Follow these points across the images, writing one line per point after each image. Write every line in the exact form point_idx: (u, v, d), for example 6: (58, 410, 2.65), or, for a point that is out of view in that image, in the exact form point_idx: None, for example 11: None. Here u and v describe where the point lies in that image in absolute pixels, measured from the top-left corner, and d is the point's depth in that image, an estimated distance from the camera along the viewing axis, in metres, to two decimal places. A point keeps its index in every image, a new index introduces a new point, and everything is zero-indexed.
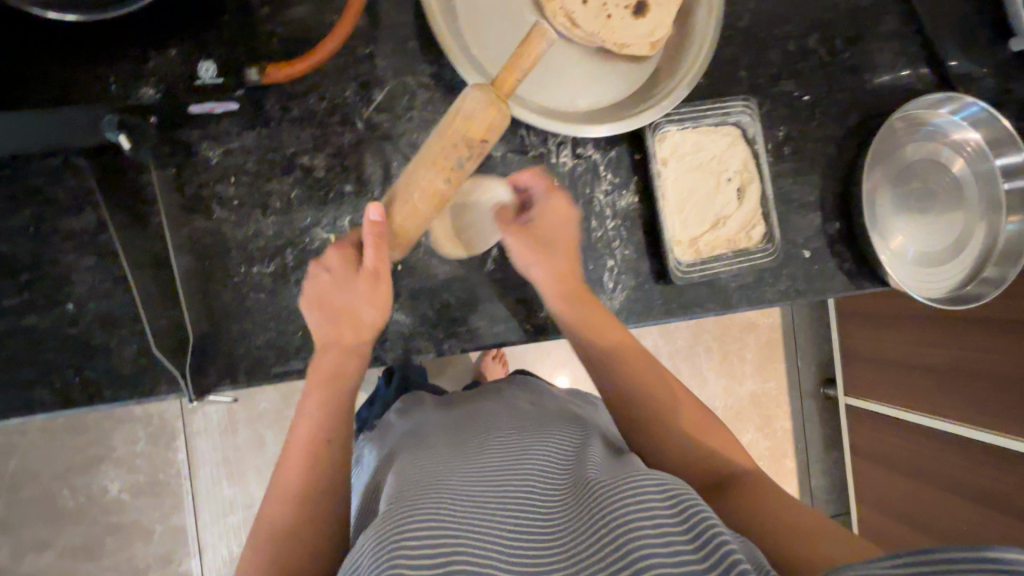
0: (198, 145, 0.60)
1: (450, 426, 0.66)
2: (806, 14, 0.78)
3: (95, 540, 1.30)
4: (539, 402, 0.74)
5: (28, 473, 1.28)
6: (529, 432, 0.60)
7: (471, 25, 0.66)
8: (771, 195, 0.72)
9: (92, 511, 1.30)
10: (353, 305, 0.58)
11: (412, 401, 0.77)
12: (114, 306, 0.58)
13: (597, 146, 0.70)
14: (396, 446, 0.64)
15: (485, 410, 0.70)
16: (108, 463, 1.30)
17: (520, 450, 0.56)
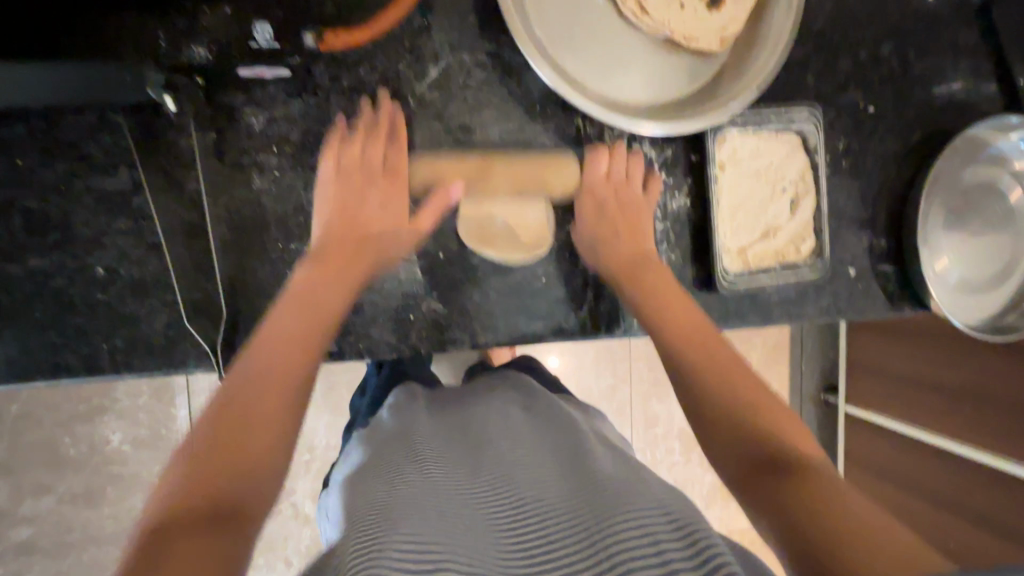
0: (241, 109, 0.56)
1: (437, 423, 0.62)
2: (881, 20, 0.74)
3: (94, 489, 1.30)
4: (531, 400, 0.69)
5: (29, 419, 1.26)
6: (522, 442, 0.57)
7: (536, 1, 0.62)
8: (825, 210, 0.69)
9: (93, 461, 1.30)
10: (365, 208, 0.58)
11: (403, 393, 0.71)
12: (146, 273, 0.56)
13: (654, 144, 0.67)
14: (377, 441, 0.59)
15: (476, 410, 0.65)
16: (112, 414, 1.30)
17: (510, 461, 0.53)
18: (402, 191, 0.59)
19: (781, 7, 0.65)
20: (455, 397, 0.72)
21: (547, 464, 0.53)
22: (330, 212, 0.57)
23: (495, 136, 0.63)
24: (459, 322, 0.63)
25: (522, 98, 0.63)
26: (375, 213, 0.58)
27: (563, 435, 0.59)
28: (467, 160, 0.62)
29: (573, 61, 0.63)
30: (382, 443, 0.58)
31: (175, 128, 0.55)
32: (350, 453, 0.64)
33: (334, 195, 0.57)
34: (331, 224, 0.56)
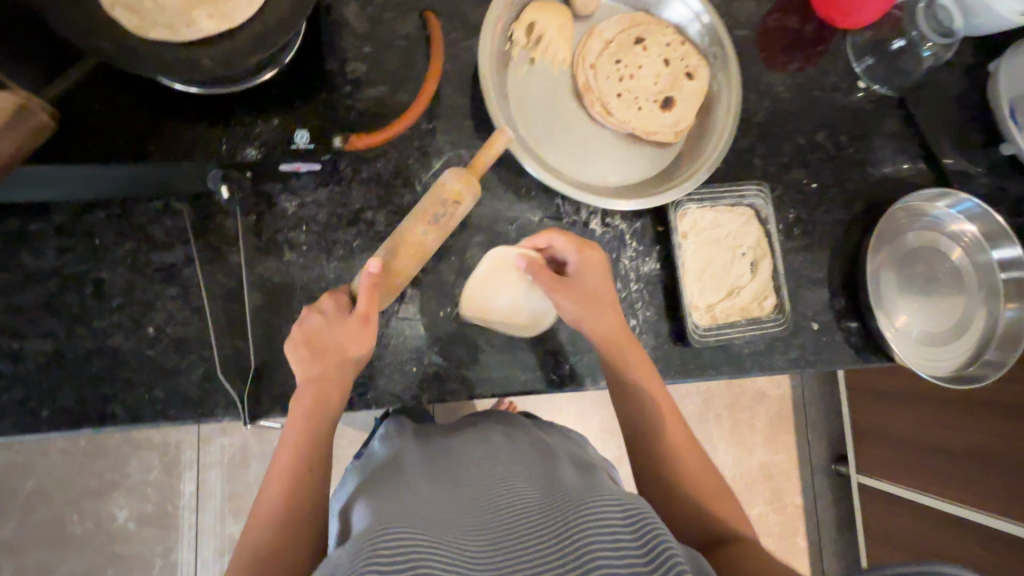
0: (278, 196, 0.69)
1: (425, 448, 0.68)
2: (814, 113, 0.88)
3: (97, 568, 1.34)
4: (515, 428, 0.75)
5: (42, 495, 1.34)
6: (501, 460, 0.62)
7: (520, 107, 0.76)
8: (781, 271, 0.78)
9: (99, 538, 1.35)
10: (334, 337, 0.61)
11: (393, 424, 0.77)
12: (188, 332, 0.65)
13: (625, 217, 0.78)
14: (374, 468, 0.66)
15: (461, 435, 0.71)
16: (124, 491, 1.37)
17: (488, 476, 0.58)
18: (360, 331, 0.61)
19: (724, 106, 0.79)
20: (447, 428, 0.76)
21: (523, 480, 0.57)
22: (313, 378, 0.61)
23: (488, 214, 0.74)
24: (457, 372, 0.71)
25: (510, 182, 0.75)
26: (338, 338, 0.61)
27: (540, 458, 0.64)
28: (464, 234, 0.73)
29: (552, 152, 0.76)
30: (377, 468, 0.65)
31: (223, 211, 0.67)
32: (346, 481, 0.70)
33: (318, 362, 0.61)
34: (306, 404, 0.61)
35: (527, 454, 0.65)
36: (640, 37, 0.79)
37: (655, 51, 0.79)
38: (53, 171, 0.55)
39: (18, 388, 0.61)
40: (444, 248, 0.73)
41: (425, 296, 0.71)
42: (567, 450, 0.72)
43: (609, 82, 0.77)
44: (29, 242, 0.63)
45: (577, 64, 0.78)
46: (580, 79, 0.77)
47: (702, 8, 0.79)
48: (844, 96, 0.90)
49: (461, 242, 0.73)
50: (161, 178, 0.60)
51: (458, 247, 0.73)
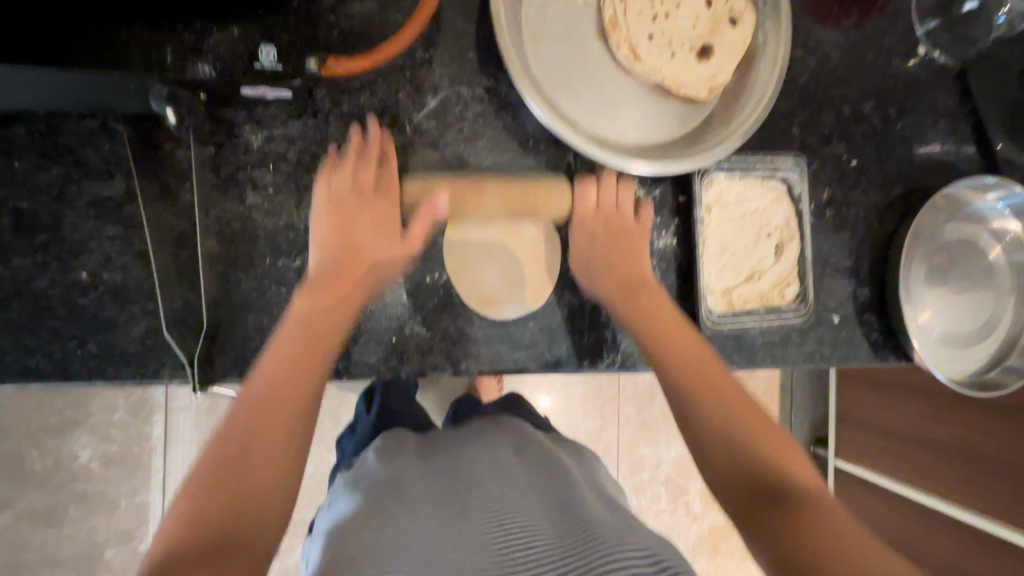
0: (241, 127, 0.58)
1: (427, 465, 0.62)
2: (864, 79, 0.78)
3: (57, 506, 1.30)
4: (524, 441, 0.69)
5: None
6: (510, 484, 0.56)
7: (532, 43, 0.65)
8: (808, 257, 0.71)
9: (59, 477, 1.30)
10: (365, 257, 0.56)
11: (392, 436, 0.71)
12: (129, 280, 0.55)
13: (643, 184, 0.68)
14: (368, 478, 0.59)
15: (465, 447, 0.65)
16: (86, 432, 1.30)
17: (498, 505, 0.53)
18: (389, 244, 0.57)
19: (768, 62, 0.68)
20: (445, 435, 0.72)
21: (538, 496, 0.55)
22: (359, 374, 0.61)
23: (488, 167, 0.64)
24: (441, 345, 0.63)
25: (514, 132, 0.65)
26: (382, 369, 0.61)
27: (554, 481, 0.59)
28: None
29: (567, 101, 0.65)
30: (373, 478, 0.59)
31: (174, 141, 0.56)
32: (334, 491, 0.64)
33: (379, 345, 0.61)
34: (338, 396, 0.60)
35: (539, 465, 0.62)
36: None
37: None
38: None
39: None
40: None
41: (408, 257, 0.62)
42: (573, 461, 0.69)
43: (639, 20, 0.66)
44: None
45: None
46: (606, 14, 0.65)
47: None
48: (898, 63, 0.79)
49: None
50: (89, 90, 0.49)
51: None
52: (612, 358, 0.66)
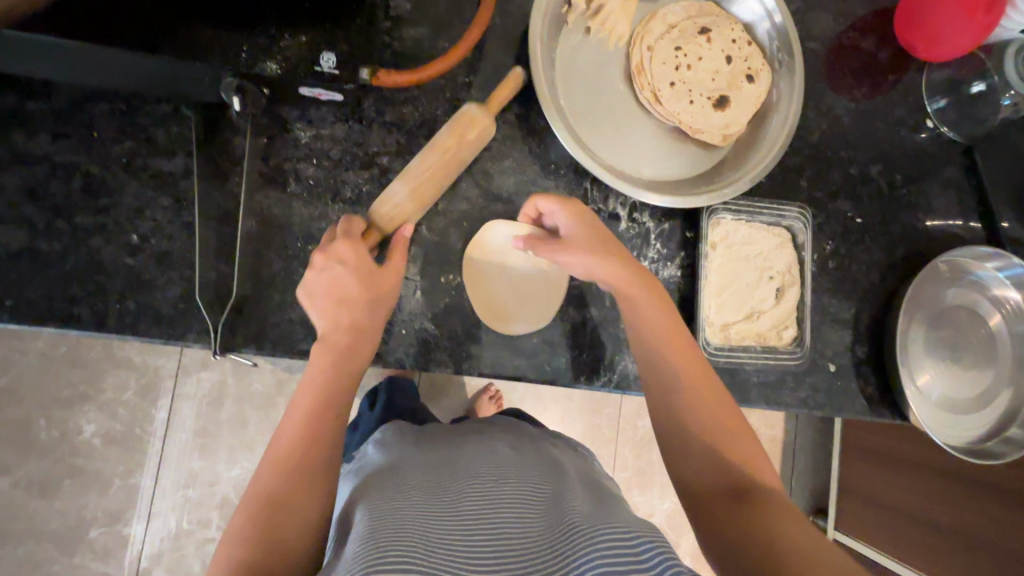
0: (293, 124, 0.64)
1: (426, 455, 0.65)
2: (873, 145, 0.82)
3: (54, 478, 1.32)
4: (522, 438, 0.71)
5: (15, 394, 1.32)
6: (501, 474, 0.58)
7: (564, 78, 0.71)
8: (807, 303, 0.74)
9: (62, 448, 1.33)
10: (359, 302, 0.59)
11: (392, 429, 0.75)
12: (173, 247, 0.61)
13: (653, 216, 0.73)
14: (372, 469, 0.63)
15: (465, 444, 0.68)
16: (95, 407, 1.35)
17: (491, 489, 0.55)
18: (393, 281, 0.61)
19: (781, 119, 0.73)
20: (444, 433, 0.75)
21: (528, 483, 0.58)
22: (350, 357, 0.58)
23: (510, 185, 0.70)
24: (446, 342, 0.66)
25: (538, 156, 0.70)
26: (367, 296, 0.59)
27: (546, 474, 0.60)
28: (481, 200, 0.69)
29: (590, 133, 0.71)
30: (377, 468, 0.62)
31: (232, 130, 0.63)
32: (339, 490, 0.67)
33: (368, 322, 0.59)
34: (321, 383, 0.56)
35: (532, 458, 0.64)
36: (706, 28, 0.73)
37: (719, 44, 0.73)
38: (56, 45, 0.51)
39: None
40: (455, 211, 0.68)
41: (427, 257, 0.67)
42: (571, 460, 0.71)
43: (664, 68, 0.72)
44: (23, 121, 0.59)
45: (633, 45, 0.72)
46: (633, 61, 0.72)
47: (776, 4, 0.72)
48: (906, 133, 0.84)
49: (477, 208, 0.69)
50: (170, 77, 0.56)
51: (472, 213, 0.69)
52: (607, 377, 0.69)
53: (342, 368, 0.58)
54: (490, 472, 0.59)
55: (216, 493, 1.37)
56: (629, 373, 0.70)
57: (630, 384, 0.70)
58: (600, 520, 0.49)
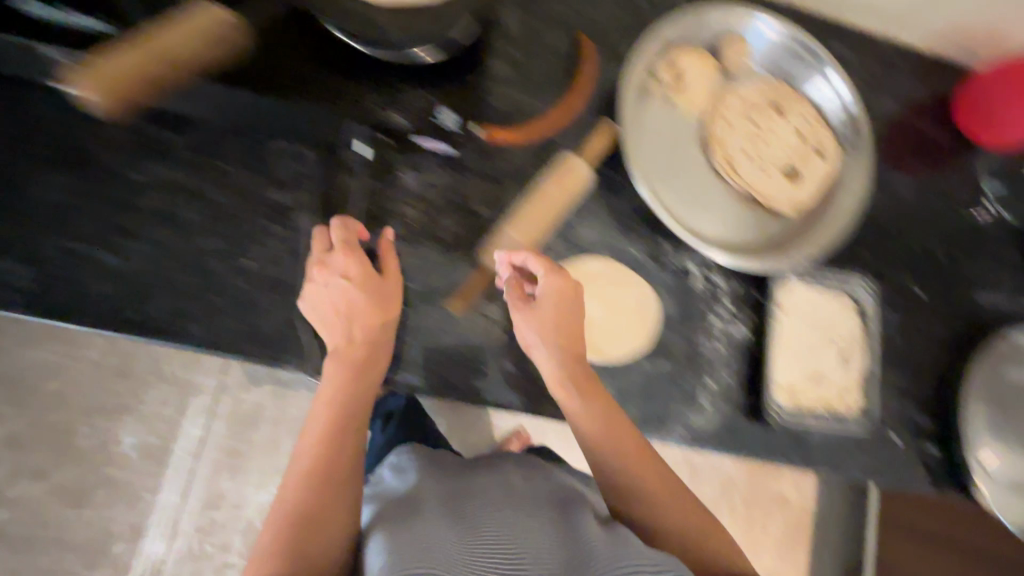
0: (399, 167, 0.70)
1: (444, 480, 0.68)
2: (932, 222, 0.85)
3: (87, 488, 1.33)
4: (530, 467, 0.75)
5: (62, 400, 1.35)
6: (525, 510, 0.60)
7: (647, 139, 0.75)
8: (875, 373, 0.76)
9: (99, 458, 1.35)
10: (375, 322, 0.62)
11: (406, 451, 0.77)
12: (282, 274, 0.65)
13: (724, 275, 0.76)
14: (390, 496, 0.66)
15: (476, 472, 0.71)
16: (135, 419, 1.37)
17: (505, 514, 0.59)
18: (394, 300, 0.64)
19: (848, 192, 0.77)
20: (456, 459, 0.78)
21: (554, 515, 0.60)
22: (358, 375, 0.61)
23: (592, 236, 0.73)
24: (524, 383, 0.69)
25: (619, 211, 0.74)
26: (379, 315, 0.62)
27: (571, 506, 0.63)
28: (564, 248, 0.72)
29: (669, 193, 0.75)
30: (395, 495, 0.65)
31: (344, 170, 0.68)
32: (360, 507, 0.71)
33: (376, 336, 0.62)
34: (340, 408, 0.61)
35: (552, 489, 0.68)
36: (778, 105, 0.78)
37: (791, 121, 0.78)
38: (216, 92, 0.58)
39: (108, 282, 0.60)
40: (540, 258, 0.72)
41: None
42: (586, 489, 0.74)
43: (738, 140, 0.77)
44: (162, 151, 0.65)
45: (710, 115, 0.78)
46: (710, 130, 0.77)
47: (845, 88, 0.77)
48: (965, 212, 0.87)
49: (559, 256, 0.72)
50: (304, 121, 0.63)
51: (555, 259, 0.72)
52: (675, 431, 0.71)
53: (355, 389, 0.62)
54: (505, 501, 0.62)
55: (240, 517, 1.37)
56: (696, 427, 0.72)
57: (697, 438, 0.72)
58: (616, 550, 0.55)
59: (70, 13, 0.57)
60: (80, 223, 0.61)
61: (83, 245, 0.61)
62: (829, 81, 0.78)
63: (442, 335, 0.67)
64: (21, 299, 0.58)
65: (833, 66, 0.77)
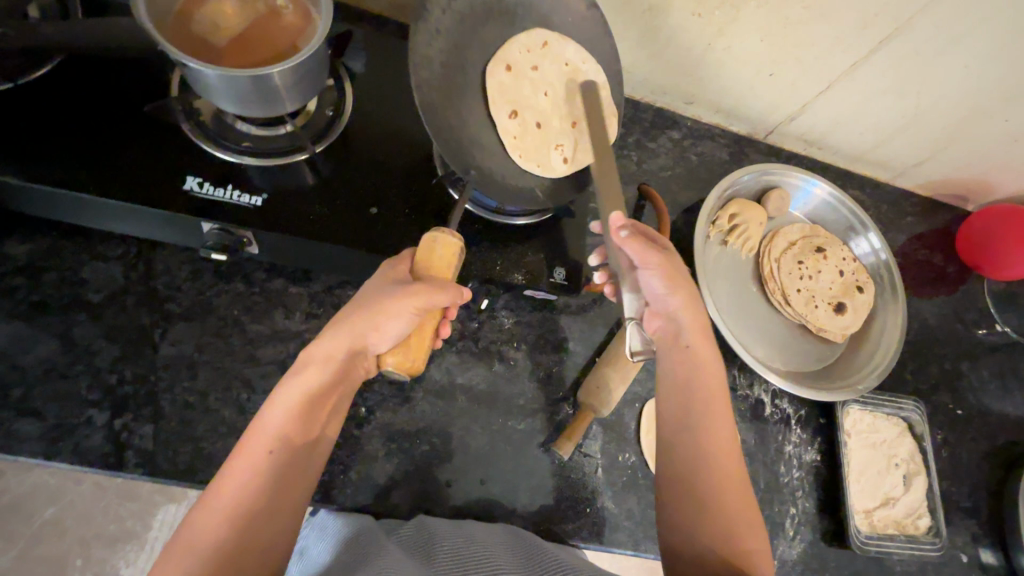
0: (498, 310, 0.75)
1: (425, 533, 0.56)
2: (958, 344, 0.95)
3: None
4: (505, 532, 0.60)
5: None
6: (475, 555, 0.52)
7: (712, 280, 0.84)
8: (936, 491, 0.80)
9: None
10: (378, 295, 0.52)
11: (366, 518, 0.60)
12: (396, 419, 0.68)
13: (791, 402, 0.82)
14: (357, 543, 0.52)
15: (465, 528, 0.58)
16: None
17: (465, 547, 0.53)
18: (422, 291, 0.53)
19: (888, 324, 0.86)
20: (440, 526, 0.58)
21: (487, 557, 0.52)
22: (285, 430, 0.48)
23: None
24: (626, 522, 0.70)
25: None
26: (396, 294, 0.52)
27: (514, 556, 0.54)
28: (649, 381, 0.77)
29: (736, 326, 0.82)
30: (361, 531, 0.54)
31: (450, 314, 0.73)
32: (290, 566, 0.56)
33: (326, 363, 0.51)
34: (271, 465, 0.47)
35: (488, 536, 0.57)
36: (821, 247, 0.88)
37: (834, 262, 0.88)
38: (360, 260, 0.63)
39: (228, 436, 0.61)
40: (629, 392, 0.76)
41: (607, 435, 0.73)
42: (493, 532, 0.59)
43: (791, 277, 0.86)
44: (284, 301, 0.68)
45: (762, 255, 0.87)
46: (765, 269, 0.86)
47: (882, 245, 0.90)
48: (984, 334, 0.97)
49: (645, 389, 0.77)
50: None
51: (642, 393, 0.76)
52: None
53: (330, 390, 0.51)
54: (475, 552, 0.52)
55: None
56: (788, 558, 0.74)
57: (789, 569, 0.74)
58: None
59: (239, 193, 0.60)
60: (202, 377, 0.63)
61: (201, 400, 0.62)
62: (868, 238, 0.91)
63: (547, 475, 0.69)
64: (136, 460, 0.58)
65: (872, 227, 0.90)
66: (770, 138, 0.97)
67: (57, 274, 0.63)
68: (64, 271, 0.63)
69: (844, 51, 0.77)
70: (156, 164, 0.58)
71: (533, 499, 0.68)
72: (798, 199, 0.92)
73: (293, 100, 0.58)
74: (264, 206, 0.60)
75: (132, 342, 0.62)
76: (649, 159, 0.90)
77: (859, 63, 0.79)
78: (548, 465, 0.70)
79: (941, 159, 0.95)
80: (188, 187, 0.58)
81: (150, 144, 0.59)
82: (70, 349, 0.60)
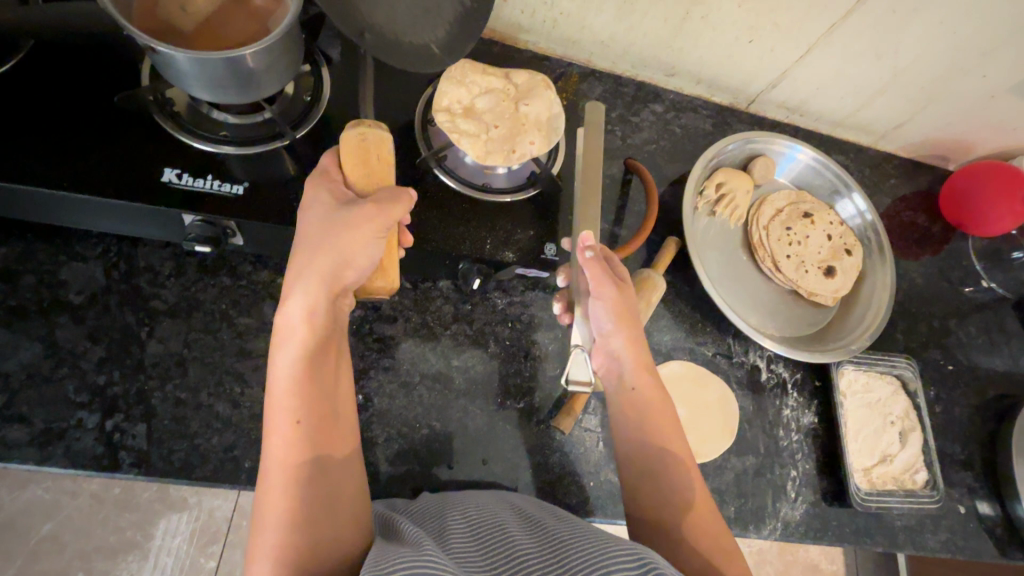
0: (490, 291, 0.74)
1: (428, 508, 0.56)
2: (945, 302, 0.96)
3: None
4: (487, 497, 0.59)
5: (52, 542, 1.01)
6: (485, 519, 0.52)
7: (701, 249, 0.84)
8: (932, 446, 0.81)
9: None
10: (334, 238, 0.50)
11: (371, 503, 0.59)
12: (393, 405, 0.67)
13: (786, 366, 0.83)
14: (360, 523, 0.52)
15: (460, 501, 0.57)
16: (142, 560, 1.03)
17: (471, 516, 0.53)
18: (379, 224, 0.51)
19: (877, 284, 0.87)
20: (436, 503, 0.57)
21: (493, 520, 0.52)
22: (297, 402, 0.47)
23: (667, 341, 0.79)
24: None
25: (685, 316, 0.81)
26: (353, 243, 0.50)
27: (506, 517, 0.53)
28: None
29: (727, 294, 0.83)
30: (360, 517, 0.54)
31: (442, 297, 0.73)
32: None
33: (308, 324, 0.50)
34: (294, 432, 0.47)
35: (476, 503, 0.56)
36: (808, 212, 0.89)
37: (821, 225, 0.88)
38: None
39: (223, 431, 0.60)
40: None
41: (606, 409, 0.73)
42: (477, 498, 0.58)
43: (780, 242, 0.86)
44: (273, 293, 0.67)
45: (750, 223, 0.87)
46: (754, 236, 0.86)
47: (867, 207, 0.91)
48: (970, 292, 0.98)
49: None
50: (417, 260, 0.67)
51: None
52: (772, 526, 0.74)
53: (323, 345, 0.51)
54: (482, 517, 0.53)
55: None
56: (791, 519, 0.75)
57: (793, 530, 0.74)
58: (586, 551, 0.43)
59: (218, 183, 0.58)
60: (192, 373, 0.62)
61: (193, 396, 0.61)
62: (854, 201, 0.91)
63: (548, 452, 0.69)
64: (130, 460, 0.57)
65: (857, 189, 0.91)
66: (752, 107, 0.97)
67: (36, 277, 0.61)
68: (43, 274, 0.61)
69: (821, 15, 0.77)
70: (131, 158, 0.57)
71: (535, 476, 0.68)
72: (782, 165, 0.92)
73: (269, 83, 0.56)
74: (245, 194, 0.59)
75: (118, 342, 0.61)
76: (634, 134, 0.89)
77: (836, 26, 0.79)
78: (549, 442, 0.70)
79: (921, 120, 0.96)
80: (166, 179, 0.57)
81: (123, 138, 0.58)
82: (55, 353, 0.59)
